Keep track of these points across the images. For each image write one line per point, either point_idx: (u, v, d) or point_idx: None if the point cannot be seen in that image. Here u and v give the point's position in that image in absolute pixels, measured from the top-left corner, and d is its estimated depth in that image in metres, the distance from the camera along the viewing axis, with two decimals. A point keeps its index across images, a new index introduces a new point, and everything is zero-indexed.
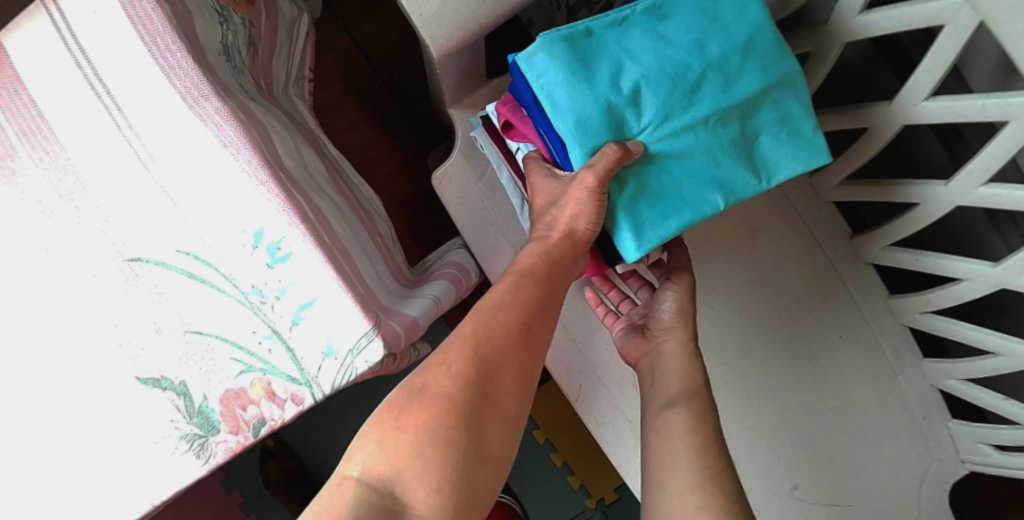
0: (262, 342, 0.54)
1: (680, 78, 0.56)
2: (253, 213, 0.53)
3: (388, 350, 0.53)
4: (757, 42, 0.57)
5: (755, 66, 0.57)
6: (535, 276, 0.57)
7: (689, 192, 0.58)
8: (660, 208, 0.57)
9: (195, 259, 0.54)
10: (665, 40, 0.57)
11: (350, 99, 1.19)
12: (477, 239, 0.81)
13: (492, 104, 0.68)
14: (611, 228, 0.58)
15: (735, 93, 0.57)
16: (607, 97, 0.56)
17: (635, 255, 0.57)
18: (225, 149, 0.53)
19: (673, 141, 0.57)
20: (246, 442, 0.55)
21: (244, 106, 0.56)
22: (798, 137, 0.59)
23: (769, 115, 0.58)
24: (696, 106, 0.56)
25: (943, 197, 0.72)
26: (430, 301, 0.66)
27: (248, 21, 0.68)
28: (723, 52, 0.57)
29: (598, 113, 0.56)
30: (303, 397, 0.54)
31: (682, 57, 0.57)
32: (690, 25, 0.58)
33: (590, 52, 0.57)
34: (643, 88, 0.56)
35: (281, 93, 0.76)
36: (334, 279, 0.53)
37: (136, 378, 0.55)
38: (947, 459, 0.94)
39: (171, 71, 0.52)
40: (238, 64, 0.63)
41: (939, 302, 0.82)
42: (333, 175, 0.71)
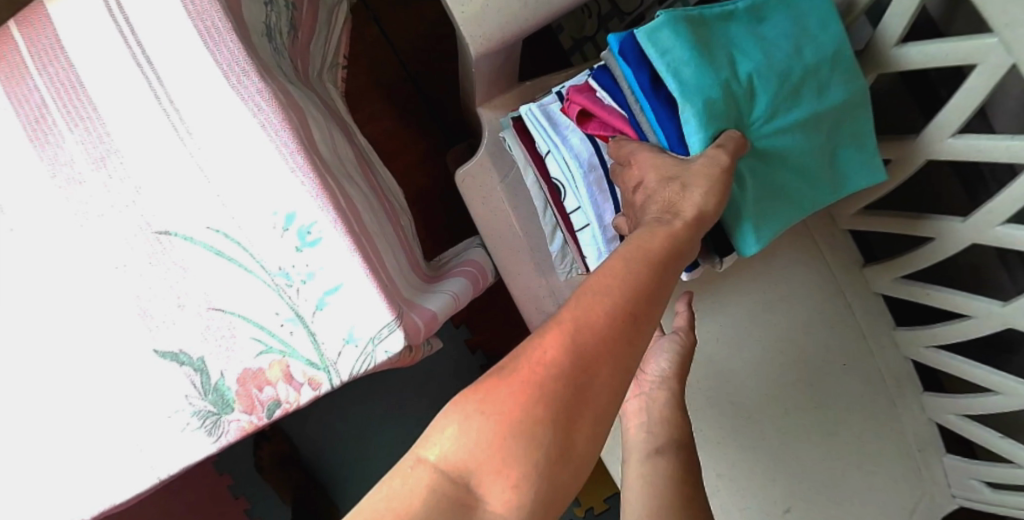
0: (284, 324, 0.54)
1: (787, 79, 0.60)
2: (286, 195, 0.53)
3: (408, 342, 0.54)
4: (845, 53, 0.62)
5: (845, 76, 0.62)
6: (655, 249, 0.44)
7: (787, 194, 0.63)
8: (769, 205, 0.62)
9: (223, 236, 0.54)
10: (766, 39, 0.61)
11: (375, 89, 1.19)
12: (496, 239, 0.82)
13: (529, 104, 0.70)
14: (725, 220, 0.62)
15: (828, 99, 0.62)
16: (726, 86, 0.58)
17: (753, 249, 0.62)
18: (263, 130, 0.53)
19: (778, 141, 0.61)
20: (258, 423, 0.55)
21: (284, 89, 0.56)
22: (868, 150, 0.66)
23: (852, 125, 0.64)
24: (798, 108, 0.61)
25: (959, 234, 0.73)
26: (450, 296, 0.66)
27: (292, 4, 0.68)
28: (820, 58, 0.61)
29: (720, 100, 0.58)
30: (319, 382, 0.54)
31: (785, 58, 0.60)
32: (787, 29, 0.61)
33: (703, 41, 0.59)
34: (754, 83, 0.59)
35: (316, 78, 0.77)
36: (359, 266, 0.53)
37: (154, 352, 0.55)
38: (938, 493, 0.95)
39: (215, 48, 0.53)
40: (278, 45, 0.63)
41: (944, 337, 0.83)
42: (361, 163, 0.71)
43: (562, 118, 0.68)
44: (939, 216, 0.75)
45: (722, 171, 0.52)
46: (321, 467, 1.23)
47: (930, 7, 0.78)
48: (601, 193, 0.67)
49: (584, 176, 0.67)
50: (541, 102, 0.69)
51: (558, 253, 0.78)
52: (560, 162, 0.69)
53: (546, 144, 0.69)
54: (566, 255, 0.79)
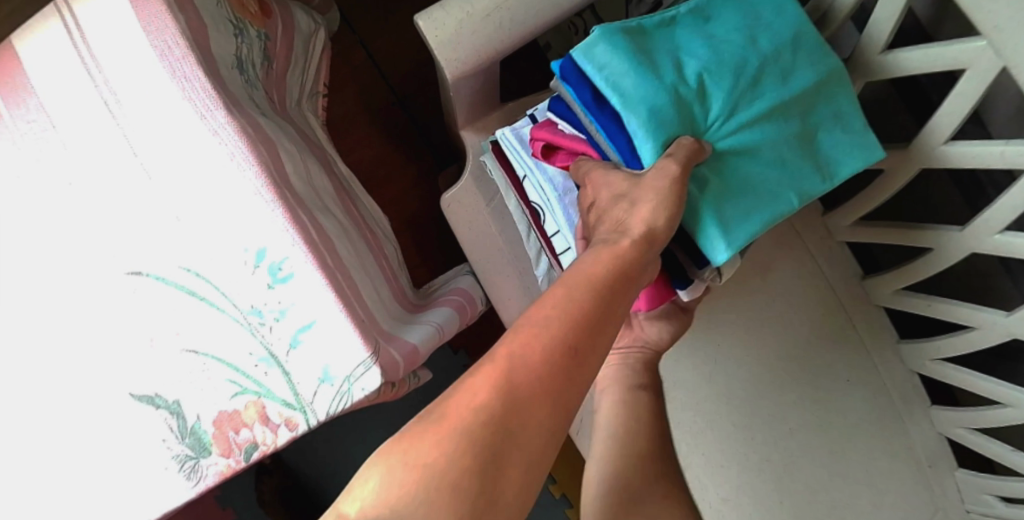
0: (258, 365, 0.53)
1: (741, 73, 0.57)
2: (256, 232, 0.52)
3: (385, 379, 0.53)
4: (805, 37, 0.59)
5: (808, 58, 0.59)
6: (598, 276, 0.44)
7: (765, 188, 0.57)
8: (741, 204, 0.56)
9: (195, 276, 0.53)
10: (716, 37, 0.58)
11: (365, 114, 1.19)
12: (483, 263, 0.80)
13: (503, 129, 0.69)
14: (691, 226, 0.56)
15: (793, 85, 0.58)
16: (673, 89, 0.56)
17: (727, 253, 0.55)
18: (234, 166, 0.52)
19: (743, 137, 0.57)
20: (236, 466, 0.54)
21: (254, 123, 0.55)
22: (855, 132, 0.60)
23: (827, 110, 0.60)
24: (759, 100, 0.57)
25: (958, 244, 0.71)
26: (432, 328, 0.65)
27: (264, 35, 0.69)
28: (776, 48, 0.58)
29: (670, 106, 0.55)
30: (296, 423, 0.53)
31: (737, 53, 0.58)
32: (737, 23, 0.59)
33: (646, 50, 0.58)
34: (705, 83, 0.57)
35: (294, 108, 0.77)
36: (335, 303, 0.52)
37: (131, 395, 0.54)
38: (951, 508, 0.92)
39: (183, 85, 0.52)
40: (251, 77, 0.63)
41: (949, 349, 0.81)
42: (340, 194, 0.70)
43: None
44: (937, 226, 0.73)
45: (673, 183, 0.49)
46: (324, 498, 1.21)
47: (915, 10, 0.77)
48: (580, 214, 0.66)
49: (560, 198, 0.66)
50: (514, 125, 0.69)
51: (545, 276, 0.76)
52: (537, 186, 0.68)
53: (522, 167, 0.69)
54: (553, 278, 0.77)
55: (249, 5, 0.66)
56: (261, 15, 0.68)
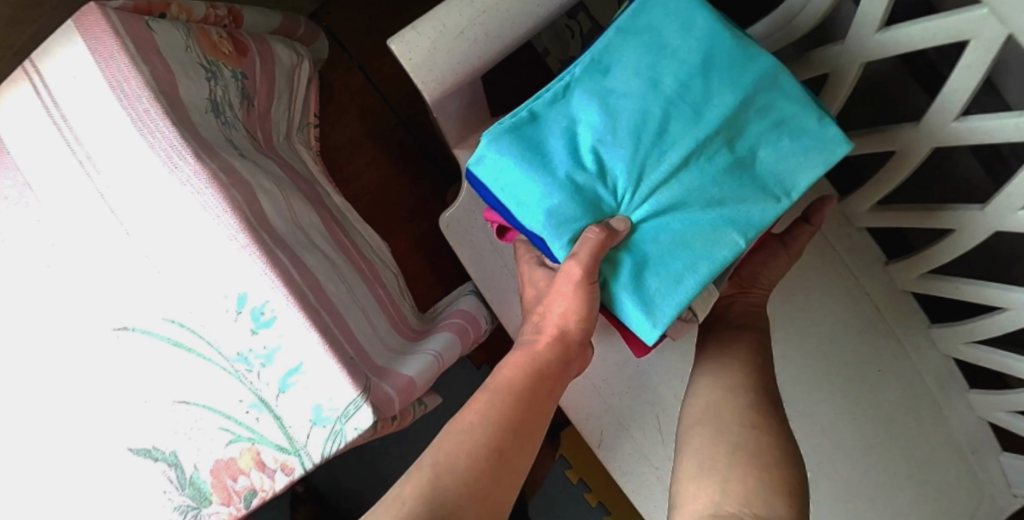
0: (249, 411, 0.52)
1: (641, 131, 0.51)
2: (235, 277, 0.51)
3: (378, 415, 0.52)
4: (714, 58, 0.52)
5: (721, 85, 0.51)
6: (513, 380, 0.55)
7: (695, 239, 0.51)
8: (667, 271, 0.51)
9: (180, 326, 0.53)
10: (613, 91, 0.53)
11: (370, 139, 1.13)
12: (486, 282, 0.78)
13: None
14: (613, 308, 0.53)
15: (708, 118, 0.51)
16: (570, 179, 0.52)
17: (654, 333, 0.51)
18: (206, 213, 0.51)
19: (661, 196, 0.52)
20: (238, 513, 0.53)
21: (229, 167, 0.55)
22: (803, 138, 0.51)
23: (759, 132, 0.52)
24: (671, 152, 0.51)
25: (981, 223, 0.67)
26: (430, 357, 0.63)
27: (241, 74, 0.68)
28: (681, 83, 0.52)
29: (568, 201, 0.51)
30: (292, 466, 0.52)
31: (638, 105, 0.52)
32: (635, 66, 0.53)
33: (539, 137, 0.53)
34: (606, 154, 0.52)
35: (281, 143, 0.77)
36: (319, 343, 0.51)
37: (129, 449, 0.54)
38: (998, 493, 0.86)
39: (150, 136, 0.52)
40: (228, 119, 0.63)
41: (982, 332, 0.76)
42: (329, 225, 0.69)
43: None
44: (957, 207, 0.69)
45: (578, 289, 0.52)
46: None
47: None
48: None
49: None
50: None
51: None
52: None
53: None
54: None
55: (220, 46, 0.65)
56: (235, 55, 0.68)
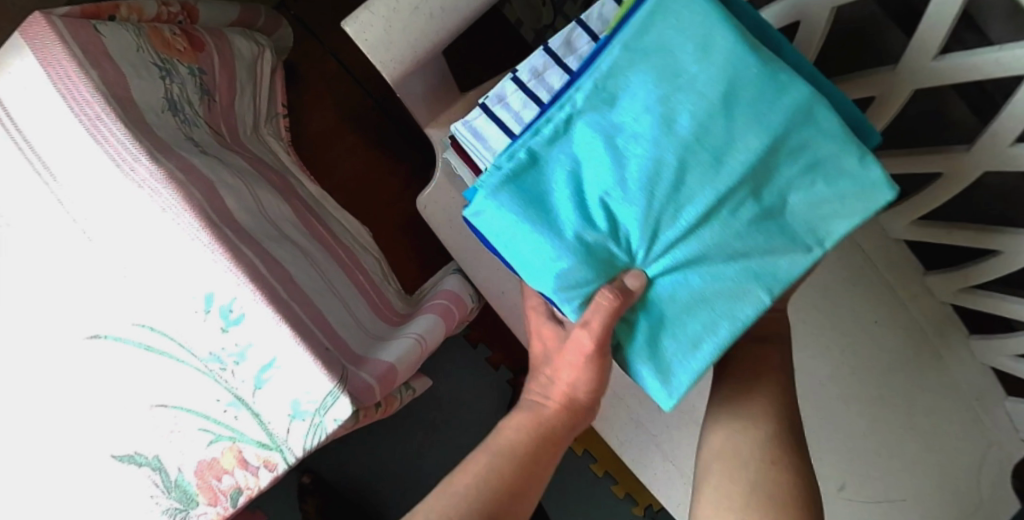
0: (227, 410, 0.51)
1: (655, 182, 0.43)
2: (201, 276, 0.50)
3: (357, 404, 0.51)
4: (739, 88, 0.42)
5: (748, 123, 0.43)
6: (519, 450, 0.52)
7: (720, 298, 0.45)
8: (686, 335, 0.45)
9: (151, 330, 0.52)
10: (620, 129, 0.43)
11: (346, 125, 1.09)
12: (469, 262, 0.76)
13: (459, 123, 0.54)
14: (628, 373, 0.48)
15: (732, 163, 0.43)
16: (579, 238, 0.44)
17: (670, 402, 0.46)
18: (165, 213, 0.50)
19: (677, 254, 0.44)
20: (226, 512, 0.52)
21: (186, 165, 0.54)
22: (840, 183, 0.44)
23: (790, 176, 0.44)
24: (691, 207, 0.43)
25: (968, 166, 0.64)
26: (413, 340, 0.63)
27: (198, 70, 0.67)
28: (699, 122, 0.43)
29: (575, 262, 0.44)
30: (275, 462, 0.51)
31: (651, 150, 0.43)
32: (646, 98, 0.43)
33: (539, 185, 0.45)
34: (616, 207, 0.43)
35: (248, 137, 0.75)
36: (290, 337, 0.50)
37: (112, 456, 0.53)
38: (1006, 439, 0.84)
39: (101, 138, 0.51)
40: (188, 116, 0.62)
41: (978, 276, 0.74)
42: (303, 216, 0.68)
43: (490, 136, 0.53)
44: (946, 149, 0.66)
45: (588, 357, 0.48)
46: None
47: None
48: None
49: None
50: (465, 120, 0.54)
51: None
52: None
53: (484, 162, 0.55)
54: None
55: (175, 43, 0.64)
56: (191, 50, 0.66)
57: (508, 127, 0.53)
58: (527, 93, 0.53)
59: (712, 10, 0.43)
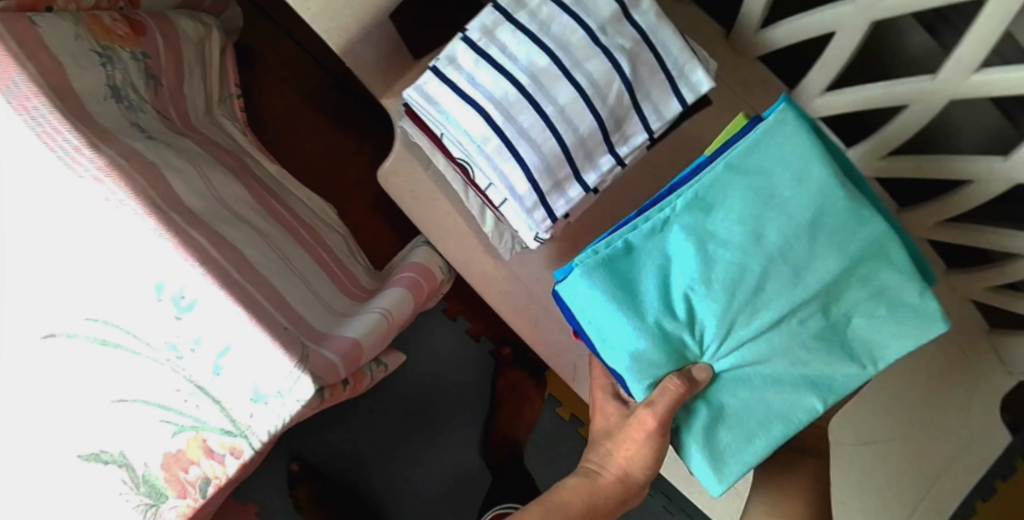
0: (187, 399, 0.50)
1: (737, 289, 0.50)
2: (149, 263, 0.48)
3: (319, 383, 0.49)
4: (823, 218, 0.50)
5: (825, 249, 0.50)
6: (576, 511, 0.53)
7: (780, 399, 0.53)
8: (749, 427, 0.54)
9: (104, 323, 0.50)
10: (714, 238, 0.50)
11: (307, 106, 1.04)
12: (436, 232, 0.75)
13: (411, 88, 0.58)
14: (682, 452, 0.56)
15: (809, 281, 0.51)
16: (659, 326, 0.52)
17: (717, 487, 0.54)
18: (106, 201, 0.47)
19: (749, 349, 0.52)
20: (196, 504, 0.52)
21: (130, 150, 0.52)
22: (897, 310, 0.52)
23: (853, 293, 0.52)
24: (763, 313, 0.51)
25: (935, 96, 0.61)
26: (378, 314, 0.63)
27: (142, 54, 0.65)
28: (786, 240, 0.50)
29: (655, 349, 0.52)
30: (241, 448, 0.50)
31: (740, 259, 0.50)
32: (742, 212, 0.50)
33: (633, 276, 0.51)
34: (698, 304, 0.51)
35: (200, 120, 0.75)
36: (244, 320, 0.48)
37: (78, 456, 0.52)
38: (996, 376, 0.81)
39: (32, 124, 0.48)
40: (133, 102, 0.60)
41: (951, 210, 0.69)
42: (257, 194, 0.67)
43: (441, 96, 0.58)
44: (891, 82, 0.63)
45: (648, 435, 0.54)
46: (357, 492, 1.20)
47: None
48: (505, 163, 0.57)
49: (482, 152, 0.57)
50: (418, 83, 0.58)
51: (495, 232, 0.71)
52: (456, 143, 0.60)
53: (437, 126, 0.60)
54: (503, 232, 0.72)
55: (114, 29, 0.62)
56: (132, 35, 0.65)
57: (457, 86, 0.57)
58: (478, 51, 0.57)
59: (813, 145, 0.49)
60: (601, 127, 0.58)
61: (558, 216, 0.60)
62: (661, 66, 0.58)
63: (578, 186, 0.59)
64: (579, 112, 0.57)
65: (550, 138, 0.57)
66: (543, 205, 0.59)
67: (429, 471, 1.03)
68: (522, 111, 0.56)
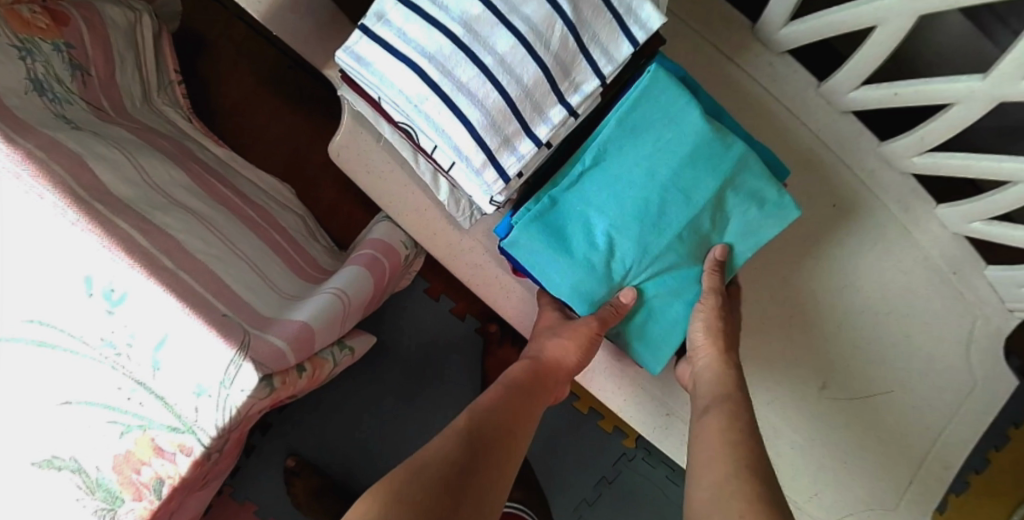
0: (130, 397, 0.50)
1: (644, 218, 0.63)
2: (77, 258, 0.49)
3: (264, 370, 0.50)
4: (700, 150, 0.60)
5: (705, 171, 0.61)
6: (519, 388, 0.65)
7: (685, 289, 0.68)
8: (664, 322, 0.69)
9: (41, 324, 0.51)
10: (619, 182, 0.62)
11: (265, 90, 1.04)
12: (410, 213, 0.78)
13: (341, 51, 0.60)
14: (626, 349, 0.71)
15: (697, 202, 0.62)
16: (589, 259, 0.65)
17: (657, 367, 0.71)
18: (28, 196, 0.49)
19: (661, 263, 0.66)
20: (153, 505, 0.52)
21: (49, 142, 0.53)
22: (767, 204, 0.64)
23: (730, 201, 0.64)
24: (666, 232, 0.64)
25: (900, 13, 0.61)
26: (331, 295, 0.64)
27: (65, 44, 0.68)
28: (675, 172, 0.61)
29: (588, 276, 0.66)
30: (190, 446, 0.50)
31: (641, 194, 0.62)
32: (636, 158, 0.61)
33: (560, 224, 0.64)
34: (616, 236, 0.64)
35: (139, 109, 0.80)
36: (178, 308, 0.49)
37: (31, 464, 0.53)
38: (1002, 375, 0.80)
39: None
40: (57, 94, 0.63)
41: (932, 139, 0.69)
42: (203, 182, 0.70)
43: (373, 56, 0.59)
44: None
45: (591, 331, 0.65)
46: None
47: None
48: (445, 120, 0.59)
49: (421, 111, 0.59)
50: (348, 44, 0.60)
51: (451, 199, 0.73)
52: (395, 105, 0.61)
53: (373, 89, 0.61)
54: (460, 200, 0.74)
55: (34, 21, 0.65)
56: (54, 26, 0.68)
57: (388, 43, 0.59)
58: (406, 5, 0.58)
59: (682, 93, 0.58)
60: (546, 73, 0.58)
61: (511, 174, 0.61)
62: (607, 5, 0.58)
63: (530, 141, 0.61)
64: (521, 61, 0.58)
65: (492, 91, 0.58)
66: (493, 164, 0.60)
67: (417, 439, 1.06)
68: (458, 64, 0.58)
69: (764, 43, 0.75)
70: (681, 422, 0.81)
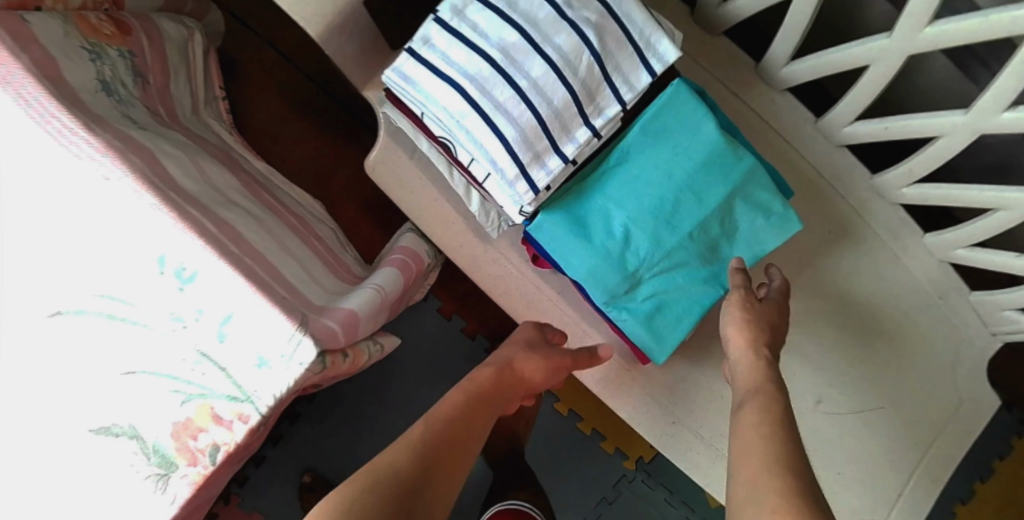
0: (195, 368, 0.55)
1: (659, 213, 0.70)
2: (151, 239, 0.54)
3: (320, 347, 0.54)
4: (715, 157, 0.69)
5: (718, 177, 0.69)
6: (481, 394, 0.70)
7: (691, 287, 0.74)
8: (671, 314, 0.75)
9: (111, 299, 0.56)
10: (638, 178, 0.70)
11: (293, 112, 1.11)
12: (437, 224, 0.84)
13: (388, 70, 0.66)
14: (634, 339, 0.76)
15: (709, 203, 0.70)
16: (605, 246, 0.71)
17: (662, 358, 0.76)
18: (107, 181, 0.54)
19: (671, 258, 0.72)
20: (205, 472, 0.55)
21: (124, 136, 0.58)
22: (770, 215, 0.72)
23: (739, 209, 0.72)
24: (678, 227, 0.71)
25: (888, 55, 0.69)
26: (372, 290, 0.69)
27: (128, 52, 0.74)
28: (690, 175, 0.69)
29: (604, 262, 0.72)
30: (247, 414, 0.54)
31: (658, 192, 0.70)
32: (656, 158, 0.69)
33: (582, 212, 0.71)
34: (632, 227, 0.71)
35: (189, 118, 0.85)
36: (246, 288, 0.53)
37: (90, 430, 0.56)
38: (983, 392, 0.86)
39: (43, 120, 0.54)
40: (122, 95, 0.68)
41: (919, 170, 0.76)
42: (249, 187, 0.76)
43: (418, 75, 0.66)
44: (864, 41, 0.70)
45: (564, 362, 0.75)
46: None
47: None
48: (482, 134, 0.65)
49: (462, 125, 0.65)
50: (395, 65, 0.66)
51: (481, 210, 0.79)
52: (437, 120, 0.67)
53: (416, 105, 0.67)
54: (490, 211, 0.80)
55: (101, 28, 0.71)
56: (118, 34, 0.74)
57: (433, 65, 0.65)
58: (450, 31, 0.65)
59: (700, 107, 0.68)
60: (574, 97, 0.65)
61: (540, 187, 0.68)
62: (629, 39, 0.65)
63: (558, 157, 0.67)
64: (552, 85, 0.64)
65: (526, 111, 0.64)
66: (524, 176, 0.66)
67: None
68: (496, 85, 0.64)
69: (766, 80, 0.82)
70: (687, 432, 0.85)
